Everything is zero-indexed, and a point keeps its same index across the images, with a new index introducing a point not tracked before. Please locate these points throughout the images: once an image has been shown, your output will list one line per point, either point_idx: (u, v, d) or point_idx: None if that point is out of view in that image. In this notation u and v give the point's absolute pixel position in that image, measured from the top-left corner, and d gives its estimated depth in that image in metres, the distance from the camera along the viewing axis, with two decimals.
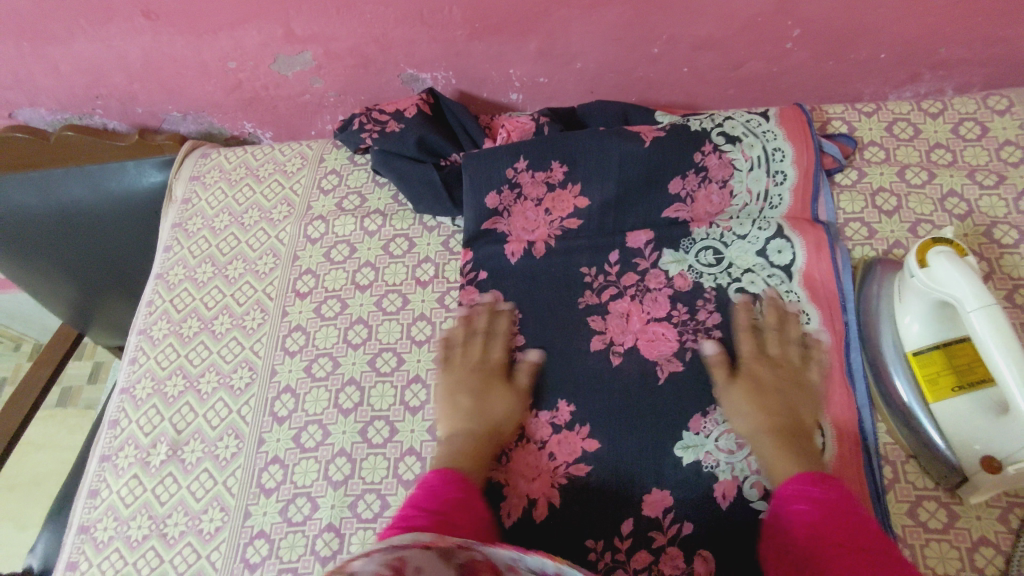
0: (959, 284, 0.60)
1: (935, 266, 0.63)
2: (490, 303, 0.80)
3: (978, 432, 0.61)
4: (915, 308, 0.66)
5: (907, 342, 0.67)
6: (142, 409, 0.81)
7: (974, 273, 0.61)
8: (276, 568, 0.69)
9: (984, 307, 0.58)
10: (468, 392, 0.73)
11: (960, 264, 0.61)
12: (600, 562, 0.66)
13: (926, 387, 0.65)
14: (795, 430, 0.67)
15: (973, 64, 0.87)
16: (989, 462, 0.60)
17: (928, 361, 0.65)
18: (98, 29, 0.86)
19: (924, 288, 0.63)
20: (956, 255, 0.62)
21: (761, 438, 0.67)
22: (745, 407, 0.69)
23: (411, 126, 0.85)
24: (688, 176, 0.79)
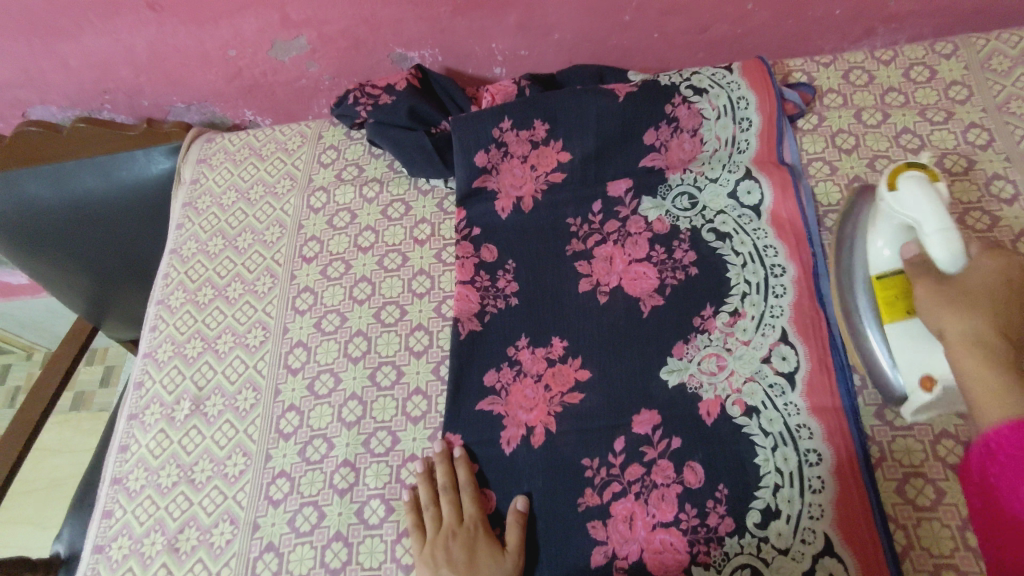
0: (922, 208, 0.63)
1: (903, 190, 0.66)
2: (445, 451, 0.74)
3: (920, 353, 0.66)
4: (887, 230, 0.69)
5: (875, 267, 0.71)
6: (165, 369, 0.87)
7: (942, 200, 0.64)
8: (299, 502, 0.75)
9: (942, 232, 0.62)
10: (455, 566, 0.67)
11: (929, 190, 0.64)
12: (596, 478, 0.71)
13: (884, 308, 0.69)
14: (1009, 302, 0.60)
15: (922, 16, 0.94)
16: (925, 381, 0.65)
17: (892, 285, 0.69)
18: (106, 23, 0.92)
19: (893, 211, 0.67)
20: (926, 180, 0.65)
21: (954, 349, 0.60)
22: (986, 369, 0.57)
23: (403, 97, 0.91)
24: (661, 127, 0.85)
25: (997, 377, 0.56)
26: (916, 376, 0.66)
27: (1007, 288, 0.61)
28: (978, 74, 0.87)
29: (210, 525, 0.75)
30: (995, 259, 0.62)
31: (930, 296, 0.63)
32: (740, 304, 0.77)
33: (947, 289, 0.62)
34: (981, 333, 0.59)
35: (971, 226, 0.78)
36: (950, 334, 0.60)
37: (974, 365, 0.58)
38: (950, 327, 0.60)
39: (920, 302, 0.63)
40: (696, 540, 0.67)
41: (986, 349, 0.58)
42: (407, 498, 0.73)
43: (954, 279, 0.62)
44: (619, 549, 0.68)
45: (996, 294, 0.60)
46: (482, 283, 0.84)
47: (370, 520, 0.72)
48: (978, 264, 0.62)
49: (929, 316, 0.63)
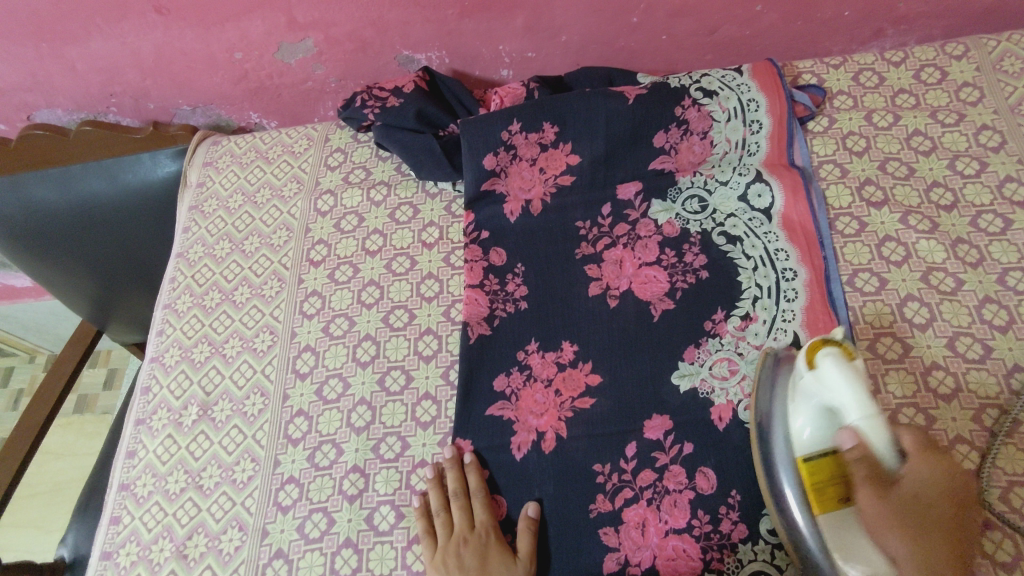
0: (845, 393, 0.55)
1: (824, 370, 0.57)
2: (455, 457, 0.73)
3: (856, 551, 0.57)
4: (807, 410, 0.60)
5: (795, 448, 0.61)
6: (172, 374, 0.86)
7: (862, 379, 0.56)
8: (308, 508, 0.74)
9: (869, 425, 0.53)
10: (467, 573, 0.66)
11: (850, 371, 0.55)
12: (608, 483, 0.70)
13: (812, 495, 0.60)
14: (951, 512, 0.54)
15: (932, 17, 0.93)
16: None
17: (816, 467, 0.60)
18: (113, 27, 0.92)
19: (813, 392, 0.58)
20: (844, 360, 0.56)
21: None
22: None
23: (411, 99, 0.90)
24: (671, 129, 0.84)
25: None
26: None
27: (949, 498, 0.55)
28: (990, 75, 0.87)
29: (219, 531, 0.75)
30: (932, 463, 0.55)
31: (874, 508, 0.54)
32: (751, 308, 0.76)
33: (893, 508, 0.54)
34: (922, 566, 0.52)
35: (984, 229, 0.77)
36: (910, 563, 0.53)
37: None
38: (902, 561, 0.53)
39: (867, 517, 0.55)
40: (710, 546, 0.66)
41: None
42: (417, 504, 0.72)
43: (894, 491, 0.54)
44: (632, 556, 0.67)
45: (930, 510, 0.54)
46: (491, 286, 0.83)
47: (381, 526, 0.72)
48: (917, 470, 0.54)
49: (875, 532, 0.55)
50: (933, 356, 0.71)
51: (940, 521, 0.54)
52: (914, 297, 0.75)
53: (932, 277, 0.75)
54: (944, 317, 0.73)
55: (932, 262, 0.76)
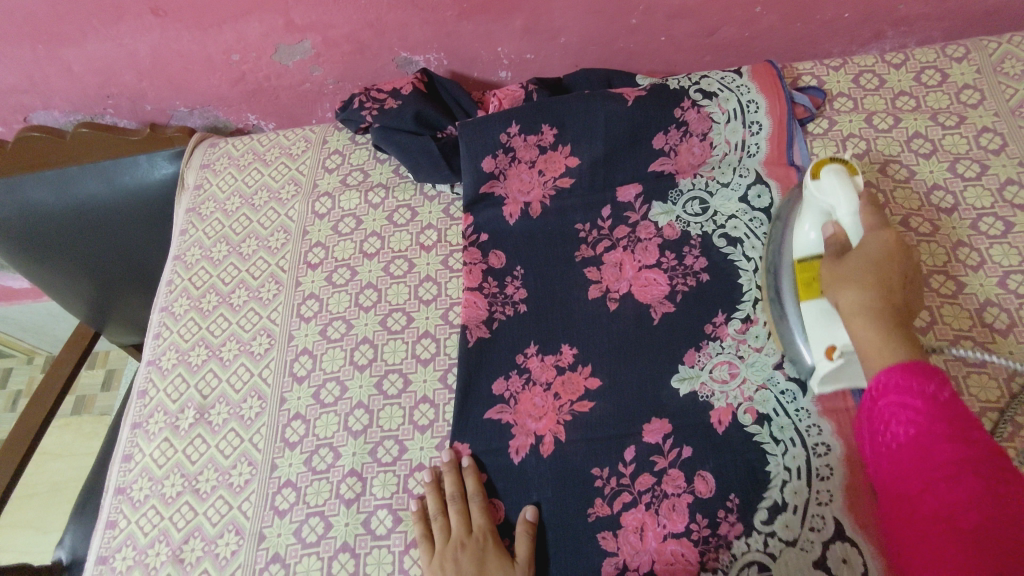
0: (838, 198, 0.62)
1: (824, 181, 0.64)
2: (453, 460, 0.73)
3: (822, 328, 0.65)
4: (809, 216, 0.67)
5: (798, 249, 0.68)
6: (169, 377, 0.86)
7: (858, 192, 0.63)
8: (305, 512, 0.74)
9: (852, 219, 0.62)
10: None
11: (848, 181, 0.62)
12: (606, 488, 0.70)
13: (801, 286, 0.67)
14: (895, 268, 0.58)
15: (932, 19, 0.93)
16: (828, 351, 0.64)
17: (808, 265, 0.67)
18: (110, 29, 0.92)
19: (813, 199, 0.65)
20: (846, 173, 0.63)
21: (852, 321, 0.58)
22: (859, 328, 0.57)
23: (409, 102, 0.90)
24: (670, 131, 0.84)
25: (881, 344, 0.55)
26: (821, 348, 0.65)
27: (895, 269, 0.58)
28: (990, 77, 0.87)
29: (215, 535, 0.74)
30: (885, 236, 0.59)
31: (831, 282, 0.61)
32: (752, 311, 0.76)
33: (842, 267, 0.60)
34: (866, 313, 0.57)
35: (984, 231, 0.77)
36: (847, 307, 0.58)
37: (866, 336, 0.56)
38: (844, 305, 0.58)
39: (824, 278, 0.62)
40: (707, 549, 0.66)
41: (879, 314, 0.56)
42: (414, 508, 0.72)
43: (847, 258, 0.60)
44: (630, 561, 0.67)
45: (878, 265, 0.58)
46: (490, 289, 0.83)
47: (378, 530, 0.72)
48: (870, 241, 0.59)
49: (830, 287, 0.61)
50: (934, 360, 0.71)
51: (883, 272, 0.58)
52: None
53: (934, 280, 0.75)
54: (944, 321, 0.73)
55: (933, 265, 0.76)
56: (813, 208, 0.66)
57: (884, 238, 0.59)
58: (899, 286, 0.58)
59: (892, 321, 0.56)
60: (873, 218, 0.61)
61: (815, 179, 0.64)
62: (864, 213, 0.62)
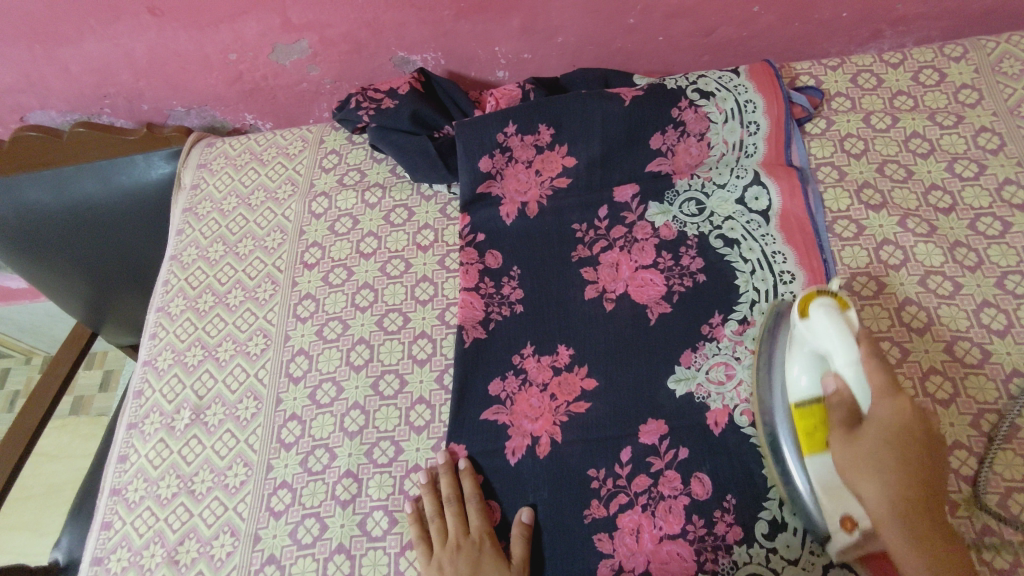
0: (834, 341, 0.58)
1: (815, 320, 0.59)
2: (450, 459, 0.73)
3: (833, 489, 0.60)
4: (802, 358, 0.62)
5: (792, 395, 0.63)
6: (165, 378, 0.86)
7: (853, 330, 0.59)
8: (300, 513, 0.73)
9: (854, 371, 0.57)
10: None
11: (840, 320, 0.58)
12: (602, 489, 0.70)
13: (804, 438, 0.62)
14: (912, 449, 0.55)
15: (930, 18, 0.93)
16: (844, 520, 0.60)
17: (808, 413, 0.62)
18: (106, 28, 0.91)
19: (806, 339, 0.61)
20: (838, 310, 0.59)
21: (880, 521, 0.54)
22: (885, 527, 0.54)
23: (406, 101, 0.90)
24: (668, 131, 0.84)
25: (917, 556, 0.52)
26: (835, 516, 0.60)
27: (910, 443, 0.55)
28: (989, 77, 0.86)
29: (211, 537, 0.74)
30: (892, 404, 0.56)
31: (843, 452, 0.57)
32: (749, 312, 0.76)
33: (858, 444, 0.56)
34: (889, 506, 0.54)
35: (982, 232, 0.77)
36: (873, 502, 0.55)
37: (899, 548, 0.53)
38: (868, 498, 0.55)
39: (839, 457, 0.57)
40: (703, 549, 0.66)
41: (909, 512, 0.53)
42: (410, 508, 0.71)
43: (861, 431, 0.57)
44: (626, 563, 0.66)
45: (894, 444, 0.55)
46: (487, 290, 0.82)
47: (373, 532, 0.71)
48: (882, 410, 0.56)
49: (849, 478, 0.57)
50: (931, 361, 0.71)
51: (904, 454, 0.55)
52: (911, 301, 0.74)
53: (931, 281, 0.75)
54: (942, 322, 0.72)
55: (930, 266, 0.76)
56: (806, 351, 0.62)
57: (897, 407, 0.56)
58: (919, 458, 0.55)
59: (921, 513, 0.54)
60: (875, 370, 0.57)
61: (805, 318, 0.61)
62: (865, 367, 0.57)
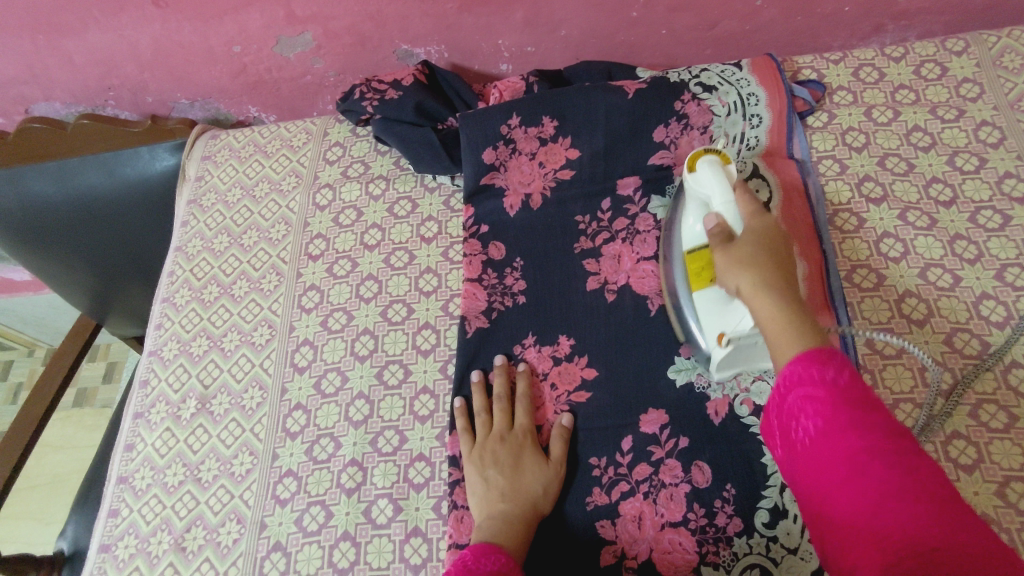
0: (712, 185, 0.65)
1: (700, 172, 0.67)
2: (504, 367, 0.77)
3: (718, 315, 0.66)
4: (695, 208, 0.69)
5: (688, 241, 0.71)
6: (171, 368, 0.87)
7: (731, 180, 0.65)
8: (306, 501, 0.74)
9: (728, 206, 0.62)
10: (500, 468, 0.69)
11: (719, 170, 0.65)
12: (604, 477, 0.70)
13: (695, 276, 0.70)
14: (784, 253, 0.57)
15: (932, 12, 0.93)
16: (720, 339, 0.66)
17: (697, 255, 0.69)
18: (111, 19, 0.92)
19: (693, 191, 0.68)
20: (719, 163, 0.66)
21: (752, 303, 0.55)
22: (759, 306, 0.54)
23: (410, 92, 0.91)
24: (671, 124, 0.84)
25: (786, 328, 0.52)
26: (715, 335, 0.67)
27: (780, 252, 0.57)
28: (990, 71, 0.87)
29: (217, 524, 0.75)
30: (763, 219, 0.60)
31: (724, 262, 0.59)
32: None
33: (735, 251, 0.58)
34: (763, 300, 0.54)
35: (982, 225, 0.77)
36: (744, 287, 0.56)
37: (769, 318, 0.54)
38: (744, 290, 0.56)
39: (720, 266, 0.59)
40: (705, 539, 0.66)
41: (781, 292, 0.54)
42: (476, 379, 0.77)
43: (738, 240, 0.59)
44: (628, 549, 0.67)
45: (769, 248, 0.57)
46: (490, 281, 0.83)
47: (378, 519, 0.72)
48: (751, 223, 0.60)
49: (723, 277, 0.59)
50: (931, 352, 0.71)
51: (777, 257, 0.57)
52: (911, 293, 0.75)
53: (931, 273, 0.76)
54: (941, 313, 0.73)
55: (930, 258, 0.76)
56: (696, 200, 0.69)
57: (763, 219, 0.60)
58: (789, 268, 0.57)
59: (793, 298, 0.54)
60: (751, 202, 0.62)
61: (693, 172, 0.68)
62: (737, 199, 0.63)
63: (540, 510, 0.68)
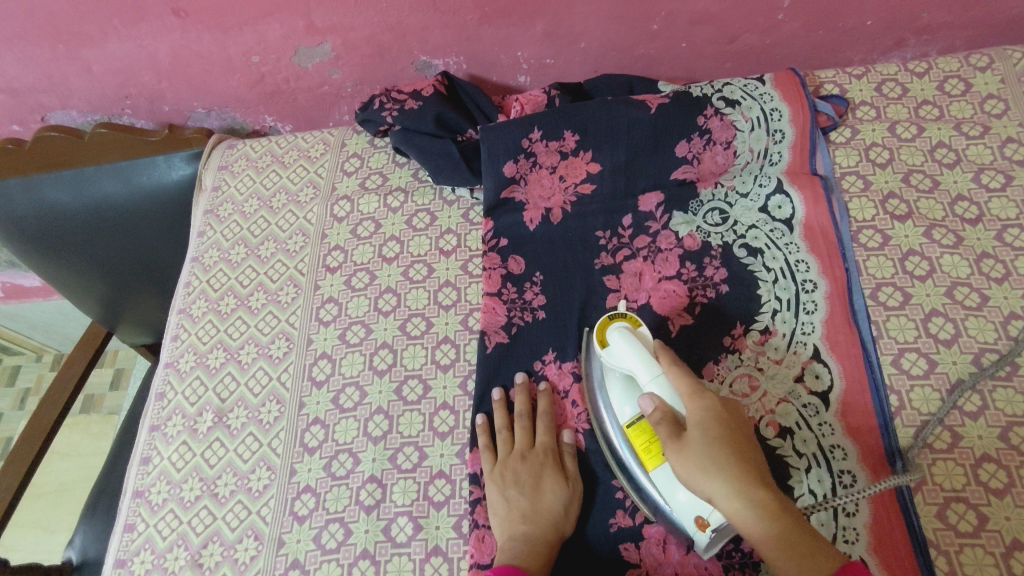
0: (632, 359, 0.64)
1: (614, 344, 0.66)
2: (525, 384, 0.76)
3: (688, 495, 0.60)
4: (621, 385, 0.66)
5: (624, 418, 0.66)
6: (187, 380, 0.86)
7: (650, 346, 0.65)
8: (324, 518, 0.73)
9: (659, 385, 0.61)
10: (521, 488, 0.68)
11: (635, 339, 0.65)
12: (627, 497, 0.69)
13: (644, 453, 0.64)
14: (732, 428, 0.56)
15: (955, 27, 0.93)
16: (699, 525, 0.59)
17: (639, 430, 0.64)
18: (130, 29, 0.91)
19: (612, 367, 0.67)
20: (631, 330, 0.66)
21: (730, 514, 0.53)
22: (746, 528, 0.52)
23: (430, 104, 0.90)
24: (693, 139, 0.83)
25: (781, 543, 0.50)
26: (690, 517, 0.60)
27: (729, 429, 0.56)
28: (1015, 87, 0.86)
29: (234, 540, 0.74)
30: (703, 400, 0.58)
31: (680, 466, 0.56)
32: (771, 322, 0.76)
33: (689, 455, 0.55)
34: (736, 502, 0.52)
35: (1009, 243, 0.77)
36: (727, 506, 0.53)
37: (758, 532, 0.51)
38: (716, 499, 0.53)
39: (678, 473, 0.56)
40: (731, 565, 0.65)
41: (754, 497, 0.52)
42: (498, 396, 0.76)
43: (686, 436, 0.57)
44: (652, 573, 0.65)
45: (717, 436, 0.55)
46: (509, 295, 0.82)
47: (398, 538, 0.71)
48: (694, 407, 0.58)
49: (689, 484, 0.56)
50: (959, 372, 0.71)
51: (729, 443, 0.55)
52: (938, 312, 0.74)
53: (958, 292, 0.75)
54: (969, 333, 0.72)
55: (957, 277, 0.76)
56: (622, 377, 0.66)
57: (703, 398, 0.58)
58: (747, 450, 0.55)
59: (765, 490, 0.53)
60: (681, 377, 0.60)
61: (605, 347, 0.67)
62: (669, 376, 0.61)
63: (563, 530, 0.67)
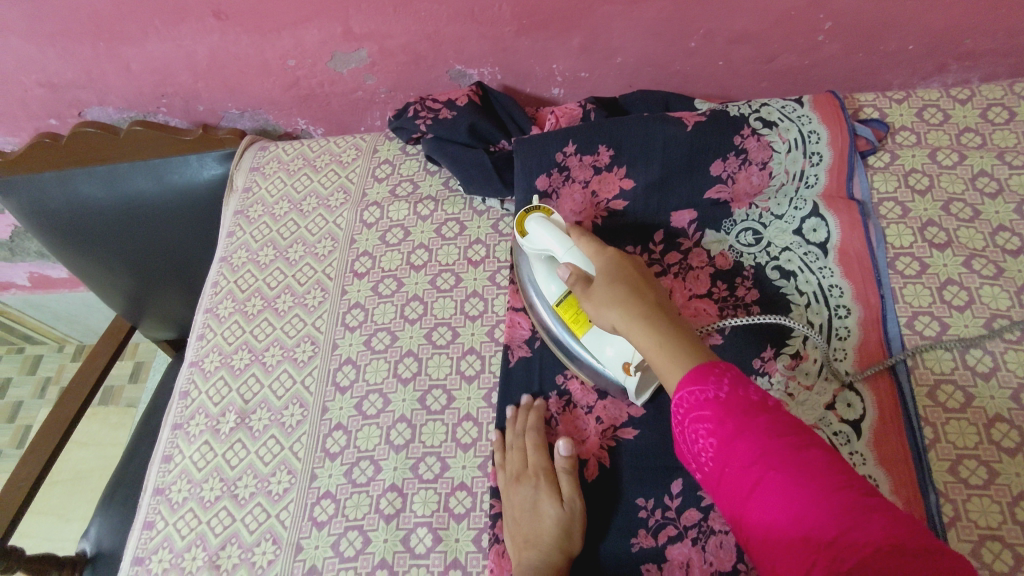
0: (549, 240, 0.72)
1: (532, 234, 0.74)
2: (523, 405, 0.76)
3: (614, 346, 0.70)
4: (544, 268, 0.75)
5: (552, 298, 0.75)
6: (211, 380, 0.86)
7: (561, 228, 0.73)
8: (343, 525, 0.73)
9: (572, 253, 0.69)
10: (523, 512, 0.68)
11: (548, 224, 0.73)
12: (651, 519, 0.68)
13: (574, 321, 0.73)
14: (630, 272, 0.64)
15: (998, 54, 0.91)
16: (626, 367, 0.70)
17: (566, 304, 0.73)
18: (170, 29, 0.92)
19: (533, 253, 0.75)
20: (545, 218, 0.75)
21: (629, 334, 0.59)
22: (644, 341, 0.58)
23: (463, 113, 0.90)
24: (729, 159, 0.82)
25: (668, 348, 0.56)
26: (619, 365, 0.70)
27: (627, 272, 0.64)
28: None
29: (252, 543, 0.74)
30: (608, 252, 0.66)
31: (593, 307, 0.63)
32: (802, 347, 0.74)
33: (594, 294, 0.63)
34: (633, 324, 0.59)
35: None
36: (620, 322, 0.60)
37: (650, 344, 0.57)
38: (619, 323, 0.60)
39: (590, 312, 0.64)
40: None
41: (651, 317, 0.58)
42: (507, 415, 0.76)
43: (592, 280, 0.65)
44: None
45: (616, 277, 0.63)
46: None
47: (417, 549, 0.70)
48: (599, 260, 0.66)
49: (598, 317, 0.63)
50: (997, 407, 0.69)
51: (628, 279, 0.63)
52: (977, 345, 0.72)
53: (997, 324, 0.73)
54: (1008, 367, 0.71)
55: (996, 309, 0.74)
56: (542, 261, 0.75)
57: (607, 251, 0.67)
58: (646, 288, 0.63)
59: (659, 313, 0.59)
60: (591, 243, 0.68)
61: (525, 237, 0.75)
62: (580, 245, 0.69)
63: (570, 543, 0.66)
